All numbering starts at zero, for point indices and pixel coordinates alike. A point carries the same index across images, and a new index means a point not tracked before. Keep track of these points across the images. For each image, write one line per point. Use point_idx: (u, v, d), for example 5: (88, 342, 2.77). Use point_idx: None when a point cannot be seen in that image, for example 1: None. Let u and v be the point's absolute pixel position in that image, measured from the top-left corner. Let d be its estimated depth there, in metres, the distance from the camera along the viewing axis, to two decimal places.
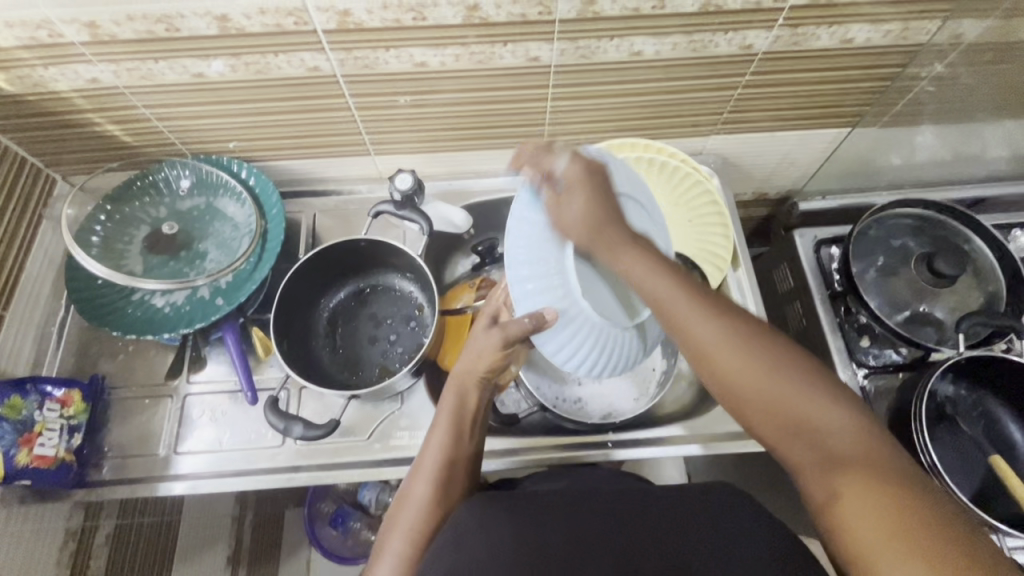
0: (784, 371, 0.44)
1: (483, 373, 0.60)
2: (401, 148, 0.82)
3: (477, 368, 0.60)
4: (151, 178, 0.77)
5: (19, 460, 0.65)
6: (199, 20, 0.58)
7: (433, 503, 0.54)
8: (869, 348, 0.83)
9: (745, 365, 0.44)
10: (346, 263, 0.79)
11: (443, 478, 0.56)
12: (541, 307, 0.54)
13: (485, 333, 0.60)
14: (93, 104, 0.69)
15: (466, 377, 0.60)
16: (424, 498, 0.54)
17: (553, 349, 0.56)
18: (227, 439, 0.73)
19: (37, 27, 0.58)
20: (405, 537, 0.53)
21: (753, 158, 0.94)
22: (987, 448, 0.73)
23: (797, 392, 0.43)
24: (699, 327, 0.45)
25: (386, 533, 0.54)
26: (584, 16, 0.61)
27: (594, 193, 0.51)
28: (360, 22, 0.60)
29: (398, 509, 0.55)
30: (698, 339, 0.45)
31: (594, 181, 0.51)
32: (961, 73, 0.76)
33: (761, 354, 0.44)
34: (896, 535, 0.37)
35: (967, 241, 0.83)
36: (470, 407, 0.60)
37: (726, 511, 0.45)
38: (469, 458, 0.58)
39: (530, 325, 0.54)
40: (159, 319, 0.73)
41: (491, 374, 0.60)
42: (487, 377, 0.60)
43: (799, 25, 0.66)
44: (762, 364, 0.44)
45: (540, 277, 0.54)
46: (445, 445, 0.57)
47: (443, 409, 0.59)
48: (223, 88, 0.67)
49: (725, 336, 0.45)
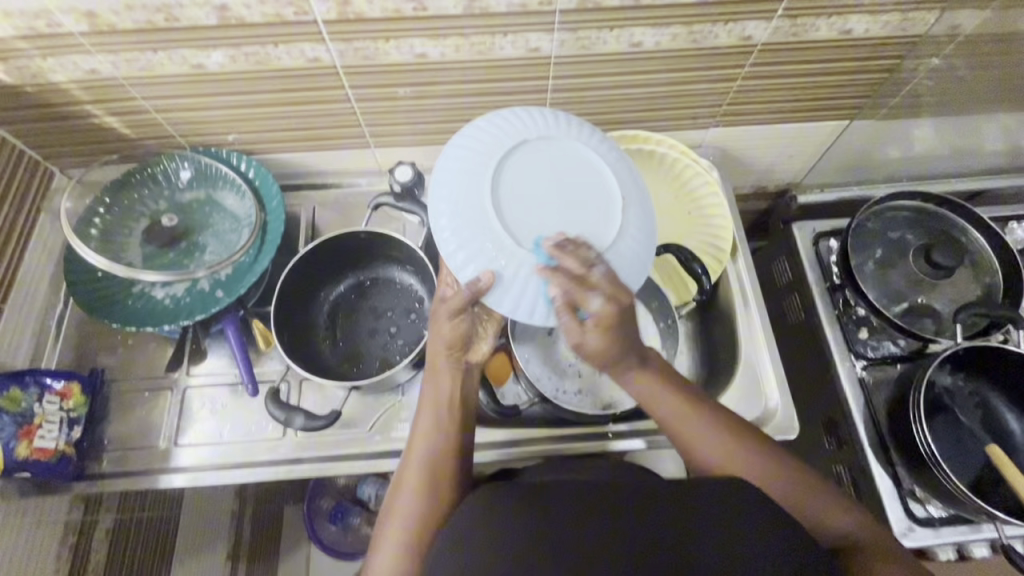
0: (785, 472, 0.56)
1: (445, 349, 0.59)
2: (401, 141, 0.82)
3: (438, 346, 0.59)
4: (150, 170, 0.77)
5: (19, 453, 0.64)
6: (199, 10, 0.58)
7: (425, 494, 0.55)
8: (867, 340, 0.83)
9: (752, 466, 0.56)
10: (345, 256, 0.79)
11: (433, 468, 0.56)
12: (477, 272, 0.52)
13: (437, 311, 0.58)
14: (92, 96, 0.69)
15: (434, 363, 0.60)
16: (415, 488, 0.55)
17: (511, 305, 0.52)
18: (227, 432, 0.73)
19: (36, 17, 0.58)
20: (400, 529, 0.53)
21: (752, 151, 0.95)
22: (984, 437, 0.73)
23: (796, 485, 0.55)
24: (715, 444, 0.57)
25: (381, 527, 0.55)
26: (584, 7, 0.61)
27: (616, 318, 0.51)
28: (361, 12, 0.60)
29: (393, 501, 0.56)
30: (718, 457, 0.56)
31: (622, 312, 0.51)
32: (958, 65, 0.76)
33: (765, 459, 0.56)
34: None
35: (963, 233, 0.84)
36: (446, 391, 0.60)
37: (718, 496, 0.45)
38: (461, 447, 0.59)
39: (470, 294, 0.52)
40: (159, 311, 0.73)
41: (452, 350, 0.59)
42: (452, 356, 0.59)
43: (798, 16, 0.66)
44: (765, 466, 0.56)
45: (464, 228, 0.52)
46: (432, 434, 0.58)
47: (424, 398, 0.60)
48: (222, 79, 0.67)
49: (738, 449, 0.56)
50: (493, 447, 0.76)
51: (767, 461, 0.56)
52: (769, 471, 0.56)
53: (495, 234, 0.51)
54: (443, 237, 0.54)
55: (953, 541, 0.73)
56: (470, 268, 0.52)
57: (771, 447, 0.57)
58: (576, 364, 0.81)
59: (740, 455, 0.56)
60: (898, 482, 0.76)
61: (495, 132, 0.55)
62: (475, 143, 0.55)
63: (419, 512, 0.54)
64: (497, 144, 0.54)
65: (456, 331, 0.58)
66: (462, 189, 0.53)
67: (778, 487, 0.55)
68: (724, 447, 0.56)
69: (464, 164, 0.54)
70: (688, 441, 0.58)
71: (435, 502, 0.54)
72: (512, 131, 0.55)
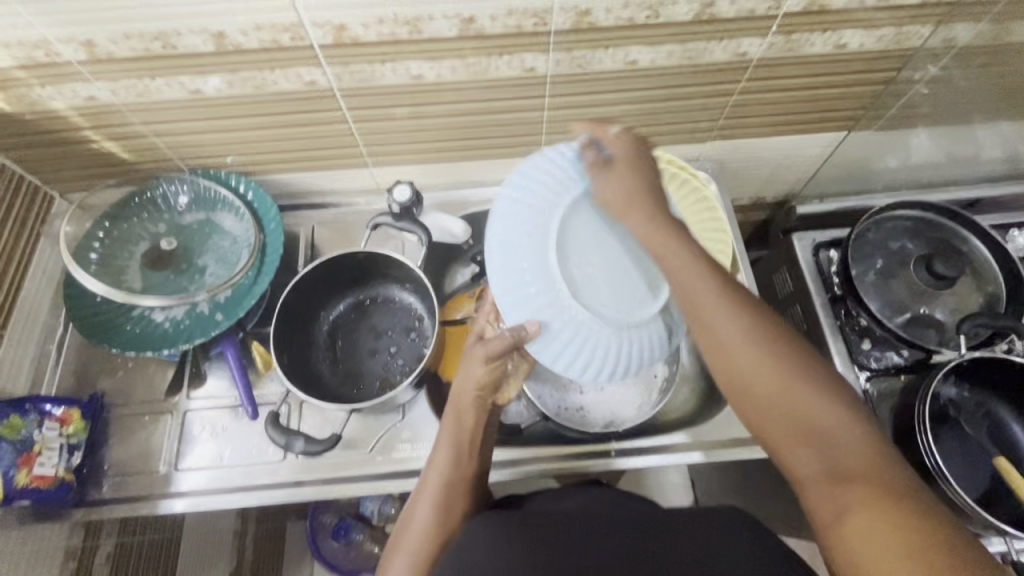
0: (797, 381, 0.45)
1: (476, 391, 0.58)
2: (400, 159, 0.82)
3: (469, 387, 0.58)
4: (149, 194, 0.78)
5: (19, 481, 0.64)
6: (196, 37, 0.58)
7: (438, 525, 0.55)
8: (870, 350, 0.82)
9: (768, 365, 0.45)
10: (345, 276, 0.79)
11: (448, 500, 0.56)
12: (524, 320, 0.54)
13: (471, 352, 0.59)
14: (91, 122, 0.69)
15: (463, 402, 0.59)
16: (429, 517, 0.55)
17: (550, 356, 0.54)
18: (227, 456, 0.73)
19: (34, 47, 0.58)
20: (410, 560, 0.53)
21: (751, 163, 0.95)
22: (991, 450, 0.72)
23: (800, 392, 0.45)
24: (719, 317, 0.46)
25: (390, 555, 0.54)
26: (579, 27, 0.62)
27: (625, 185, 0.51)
28: (356, 36, 0.60)
29: (402, 531, 0.56)
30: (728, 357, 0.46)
31: (642, 165, 0.51)
32: (956, 76, 0.76)
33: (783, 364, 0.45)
34: (891, 522, 0.39)
35: (965, 242, 0.83)
36: (471, 423, 0.59)
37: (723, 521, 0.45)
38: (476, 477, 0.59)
39: (511, 340, 0.54)
40: (159, 335, 0.73)
41: (483, 390, 0.59)
42: (482, 395, 0.59)
43: (792, 33, 0.66)
44: (784, 372, 0.45)
45: (523, 273, 0.54)
46: (448, 466, 0.57)
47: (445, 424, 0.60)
48: (220, 104, 0.68)
49: (737, 327, 0.46)
50: (495, 467, 0.75)
51: (788, 369, 0.45)
52: (775, 373, 0.45)
53: (551, 286, 0.54)
54: (494, 275, 0.56)
55: None
56: (520, 314, 0.54)
57: (791, 350, 0.46)
58: None
59: (740, 337, 0.46)
60: None
61: (555, 180, 0.55)
62: (542, 188, 0.55)
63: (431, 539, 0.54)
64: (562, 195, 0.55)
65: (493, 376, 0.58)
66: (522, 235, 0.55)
67: (791, 398, 0.44)
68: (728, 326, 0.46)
69: (522, 214, 0.55)
70: (705, 324, 0.47)
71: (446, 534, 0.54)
72: (580, 179, 0.55)
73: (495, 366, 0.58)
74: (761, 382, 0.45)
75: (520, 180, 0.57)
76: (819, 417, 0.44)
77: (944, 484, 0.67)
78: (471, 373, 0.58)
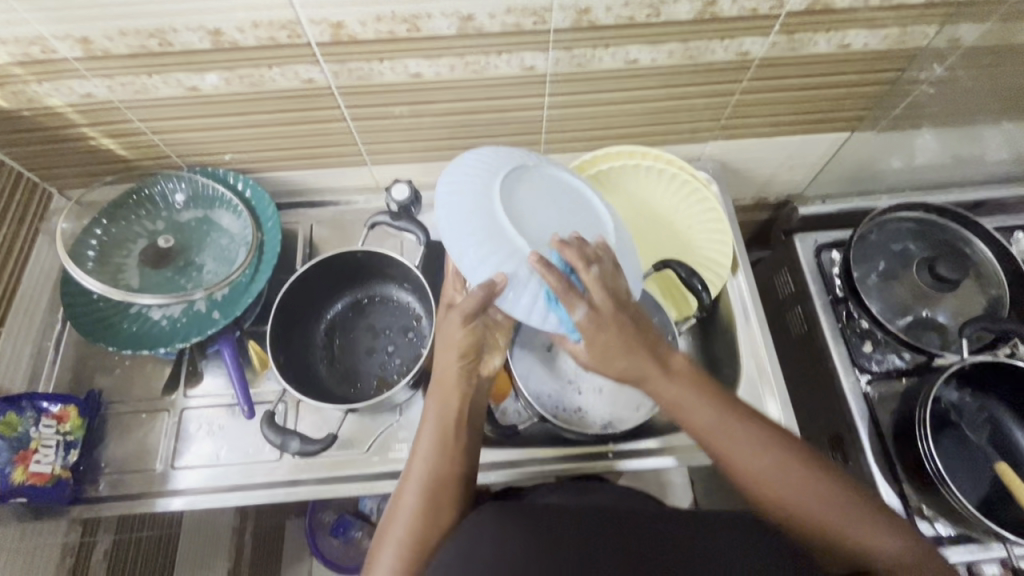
0: (824, 488, 0.51)
1: (458, 358, 0.58)
2: (398, 158, 0.82)
3: (450, 357, 0.58)
4: (147, 191, 0.77)
5: (14, 479, 0.64)
6: (193, 34, 0.58)
7: (425, 514, 0.54)
8: (871, 353, 0.82)
9: (784, 475, 0.52)
10: (343, 275, 0.79)
11: (436, 491, 0.55)
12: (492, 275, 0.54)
13: (444, 321, 0.59)
14: (88, 119, 0.69)
15: (444, 376, 0.59)
16: (417, 506, 0.54)
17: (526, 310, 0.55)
18: (224, 454, 0.73)
19: (30, 43, 0.58)
20: (397, 550, 0.52)
21: (753, 163, 0.94)
22: (993, 455, 0.71)
23: (830, 498, 0.50)
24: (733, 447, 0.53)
25: (378, 544, 0.54)
26: (578, 25, 0.61)
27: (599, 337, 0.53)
28: (353, 34, 0.59)
29: (390, 522, 0.55)
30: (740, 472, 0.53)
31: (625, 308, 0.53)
32: (962, 76, 0.75)
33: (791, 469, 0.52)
34: None
35: (969, 245, 0.82)
36: (455, 405, 0.59)
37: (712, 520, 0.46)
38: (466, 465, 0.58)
39: (484, 295, 0.53)
40: (156, 333, 0.73)
41: (466, 357, 0.59)
42: (465, 363, 0.59)
43: (795, 32, 0.66)
44: (810, 483, 0.51)
45: (478, 240, 0.54)
46: (433, 453, 0.57)
47: (431, 408, 0.59)
48: (218, 101, 0.67)
49: (761, 457, 0.52)
50: (493, 467, 0.74)
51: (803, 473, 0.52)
52: (802, 483, 0.51)
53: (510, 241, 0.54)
54: (453, 248, 0.56)
55: (962, 560, 0.71)
56: (487, 272, 0.54)
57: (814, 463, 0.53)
58: (576, 380, 0.80)
59: (765, 462, 0.52)
60: (905, 500, 0.74)
61: (483, 167, 0.58)
62: (475, 172, 0.58)
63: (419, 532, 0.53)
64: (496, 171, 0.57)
65: (468, 340, 0.58)
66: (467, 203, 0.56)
67: (806, 499, 0.50)
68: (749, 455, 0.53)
69: (462, 196, 0.57)
70: (714, 446, 0.54)
71: (435, 523, 0.54)
72: (508, 161, 0.59)
73: (470, 329, 0.57)
74: (767, 482, 0.51)
75: (451, 176, 0.59)
76: (854, 524, 0.49)
77: (944, 489, 0.67)
78: (446, 341, 0.58)
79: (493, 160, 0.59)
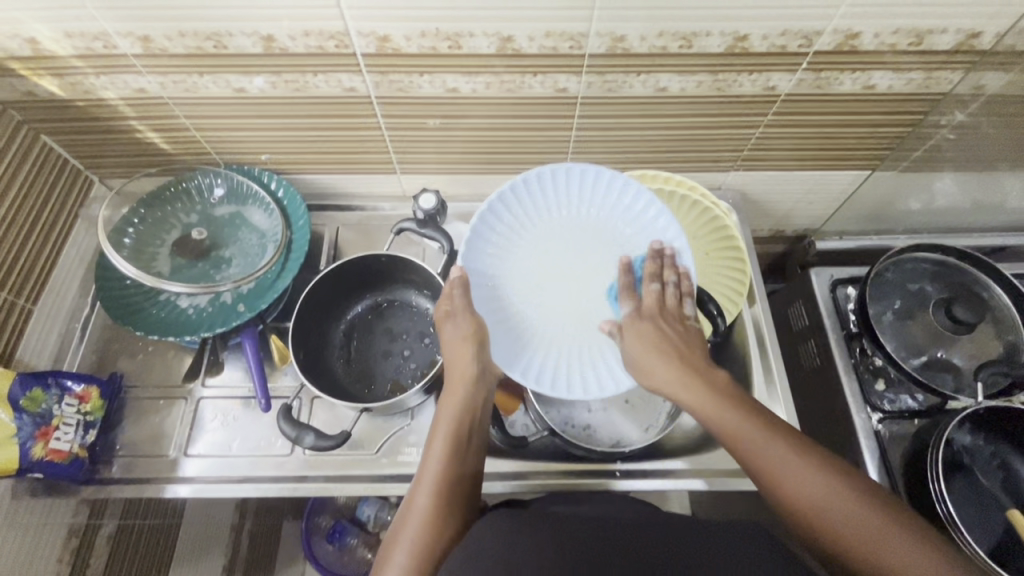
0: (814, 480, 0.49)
1: (472, 348, 0.65)
2: (427, 168, 0.84)
3: (466, 345, 0.65)
4: (185, 185, 0.80)
5: (35, 453, 0.66)
6: (246, 39, 0.61)
7: (434, 521, 0.55)
8: (884, 392, 0.81)
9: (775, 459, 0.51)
10: (366, 277, 0.81)
11: (446, 494, 0.57)
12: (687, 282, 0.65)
13: (449, 327, 0.66)
14: (138, 113, 0.72)
15: (460, 370, 0.64)
16: (427, 511, 0.56)
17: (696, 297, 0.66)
18: (235, 445, 0.74)
19: (93, 38, 0.61)
20: (409, 552, 0.53)
21: (772, 195, 0.95)
22: (1005, 502, 0.70)
23: (814, 486, 0.49)
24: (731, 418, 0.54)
25: (390, 548, 0.55)
26: (613, 52, 0.64)
27: (646, 328, 0.62)
28: (398, 48, 0.62)
29: (400, 525, 0.56)
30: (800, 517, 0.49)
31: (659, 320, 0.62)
32: (983, 123, 0.77)
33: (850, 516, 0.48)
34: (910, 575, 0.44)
35: (986, 288, 0.83)
36: (462, 414, 0.62)
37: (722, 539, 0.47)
38: (468, 479, 0.59)
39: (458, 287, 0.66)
40: (181, 320, 0.75)
41: (480, 344, 0.65)
42: (479, 354, 0.65)
43: (822, 70, 0.68)
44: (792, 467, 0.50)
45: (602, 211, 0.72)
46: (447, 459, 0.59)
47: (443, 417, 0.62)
48: (262, 103, 0.70)
49: (757, 434, 0.52)
50: (500, 478, 0.74)
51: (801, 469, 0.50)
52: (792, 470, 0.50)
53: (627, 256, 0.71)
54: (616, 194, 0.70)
55: None
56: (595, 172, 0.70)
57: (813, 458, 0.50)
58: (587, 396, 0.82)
59: (748, 432, 0.53)
60: None
61: (516, 214, 0.71)
62: (525, 211, 0.71)
63: (429, 533, 0.54)
64: (525, 224, 0.71)
65: (480, 327, 0.66)
66: (612, 206, 0.71)
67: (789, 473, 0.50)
68: (746, 429, 0.53)
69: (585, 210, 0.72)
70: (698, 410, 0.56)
71: (444, 526, 0.55)
72: (513, 234, 0.71)
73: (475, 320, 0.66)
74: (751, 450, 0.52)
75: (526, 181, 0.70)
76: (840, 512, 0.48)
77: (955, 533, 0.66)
78: (463, 332, 0.65)
79: (512, 216, 0.71)
